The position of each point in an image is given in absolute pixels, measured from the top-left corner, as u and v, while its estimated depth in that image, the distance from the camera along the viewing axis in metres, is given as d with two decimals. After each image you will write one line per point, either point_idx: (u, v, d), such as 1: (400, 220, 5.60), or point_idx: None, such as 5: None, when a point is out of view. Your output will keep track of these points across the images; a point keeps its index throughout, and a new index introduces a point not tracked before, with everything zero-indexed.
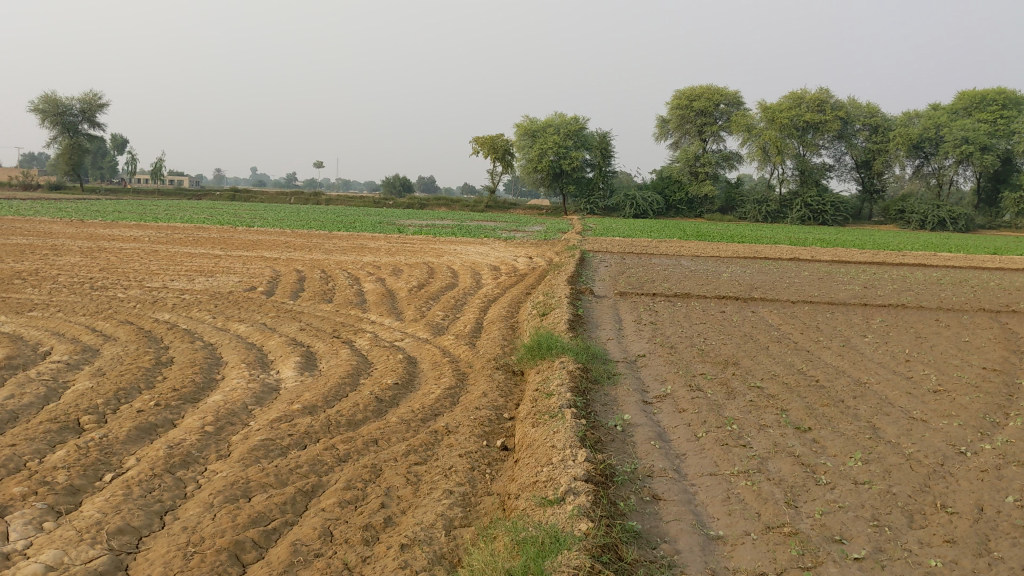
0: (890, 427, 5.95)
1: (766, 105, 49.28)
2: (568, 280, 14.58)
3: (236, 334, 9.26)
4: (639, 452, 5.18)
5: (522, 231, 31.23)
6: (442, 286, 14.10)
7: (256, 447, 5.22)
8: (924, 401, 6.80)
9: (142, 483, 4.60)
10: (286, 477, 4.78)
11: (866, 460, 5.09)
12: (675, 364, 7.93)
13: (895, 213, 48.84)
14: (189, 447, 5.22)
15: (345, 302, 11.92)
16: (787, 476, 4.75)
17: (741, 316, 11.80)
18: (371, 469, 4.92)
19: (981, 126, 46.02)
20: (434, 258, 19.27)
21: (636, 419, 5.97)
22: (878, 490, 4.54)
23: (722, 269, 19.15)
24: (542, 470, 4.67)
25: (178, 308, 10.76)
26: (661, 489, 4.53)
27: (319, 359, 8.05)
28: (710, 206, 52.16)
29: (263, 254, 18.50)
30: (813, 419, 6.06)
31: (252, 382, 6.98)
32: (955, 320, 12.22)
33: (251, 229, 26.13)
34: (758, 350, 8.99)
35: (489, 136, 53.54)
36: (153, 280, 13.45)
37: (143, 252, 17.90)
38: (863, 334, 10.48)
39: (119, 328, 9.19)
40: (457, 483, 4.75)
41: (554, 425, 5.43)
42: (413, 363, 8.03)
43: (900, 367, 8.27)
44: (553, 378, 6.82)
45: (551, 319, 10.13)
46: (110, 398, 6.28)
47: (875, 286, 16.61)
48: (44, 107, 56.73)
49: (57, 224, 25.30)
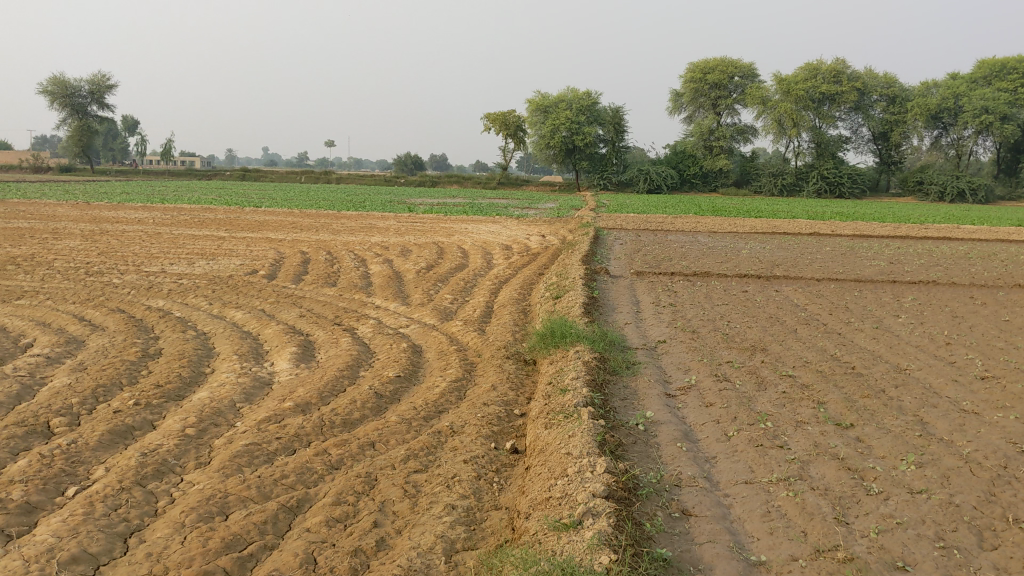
0: (940, 421, 5.40)
1: (780, 77, 48.33)
2: (583, 259, 13.96)
3: (231, 321, 8.77)
4: (664, 457, 4.63)
5: (535, 208, 30.56)
6: (451, 267, 13.56)
7: (239, 454, 4.70)
8: (973, 391, 6.24)
9: (107, 499, 4.09)
10: (270, 489, 4.26)
11: (920, 464, 4.53)
12: (699, 351, 7.37)
13: (914, 185, 47.98)
14: (165, 454, 4.71)
15: (349, 286, 11.38)
16: (833, 485, 4.19)
17: (765, 296, 11.23)
18: (365, 479, 4.39)
19: (1001, 95, 45.00)
20: (444, 237, 18.73)
21: (659, 416, 5.43)
22: (938, 502, 3.99)
23: (740, 246, 18.53)
24: (555, 483, 4.13)
25: (173, 294, 10.26)
26: (691, 501, 3.98)
27: (316, 350, 7.51)
28: (725, 180, 51.39)
29: (267, 235, 17.98)
30: (854, 413, 5.51)
31: (243, 376, 6.47)
32: (990, 297, 11.63)
33: (259, 210, 25.56)
34: (787, 334, 8.43)
35: (500, 112, 52.67)
36: (152, 265, 12.94)
37: (145, 235, 17.41)
38: (896, 314, 9.92)
39: (108, 317, 8.71)
40: (461, 495, 4.23)
41: (569, 427, 4.90)
42: (418, 353, 7.51)
43: (940, 351, 7.71)
44: (567, 370, 6.28)
45: (565, 302, 9.60)
46: (86, 397, 5.77)
47: (901, 262, 15.97)
48: (54, 89, 56.34)
49: (63, 207, 24.79)
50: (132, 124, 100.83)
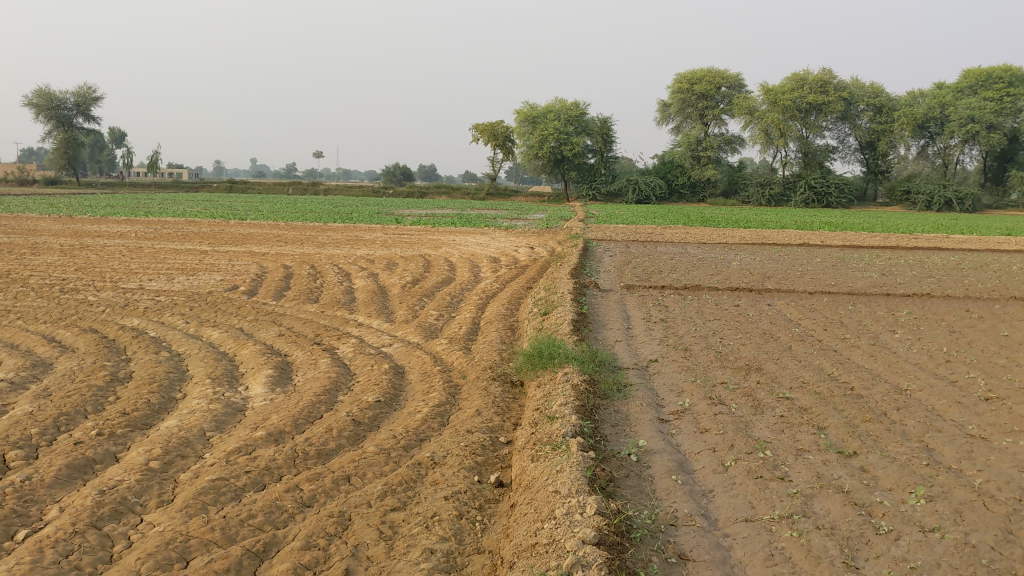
0: (947, 448, 5.13)
1: (767, 87, 48.28)
2: (572, 273, 13.70)
3: (208, 341, 8.44)
4: (659, 492, 4.35)
5: (524, 219, 30.32)
6: (438, 281, 13.27)
7: (204, 491, 4.39)
8: (979, 413, 5.98)
9: (58, 544, 3.78)
10: (235, 531, 3.96)
11: (930, 497, 4.26)
12: (692, 371, 7.08)
13: (901, 194, 47.95)
14: (125, 492, 4.39)
15: (332, 302, 11.10)
16: (839, 523, 3.91)
17: (758, 311, 10.98)
18: (338, 520, 4.09)
19: (986, 104, 45.06)
20: (431, 249, 18.45)
21: (652, 445, 5.14)
22: (953, 541, 3.72)
23: (730, 257, 18.26)
24: (542, 526, 3.85)
25: (150, 313, 9.93)
26: (688, 545, 3.71)
27: (294, 372, 7.20)
28: (713, 190, 51.27)
29: (251, 249, 17.62)
30: (857, 440, 5.24)
31: (215, 402, 6.15)
32: (986, 310, 11.40)
33: (244, 222, 25.29)
34: (782, 351, 8.15)
35: (489, 123, 52.45)
36: (130, 281, 12.58)
37: (126, 250, 17.01)
38: (892, 329, 9.67)
39: (79, 337, 8.37)
40: (440, 538, 3.94)
41: (558, 460, 4.61)
42: (400, 374, 7.20)
43: (941, 369, 7.44)
44: (555, 395, 6.00)
45: (553, 319, 9.30)
46: (47, 427, 5.45)
47: (892, 273, 15.75)
48: (38, 101, 55.75)
49: (44, 220, 24.42)
50: (119, 136, 100.32)
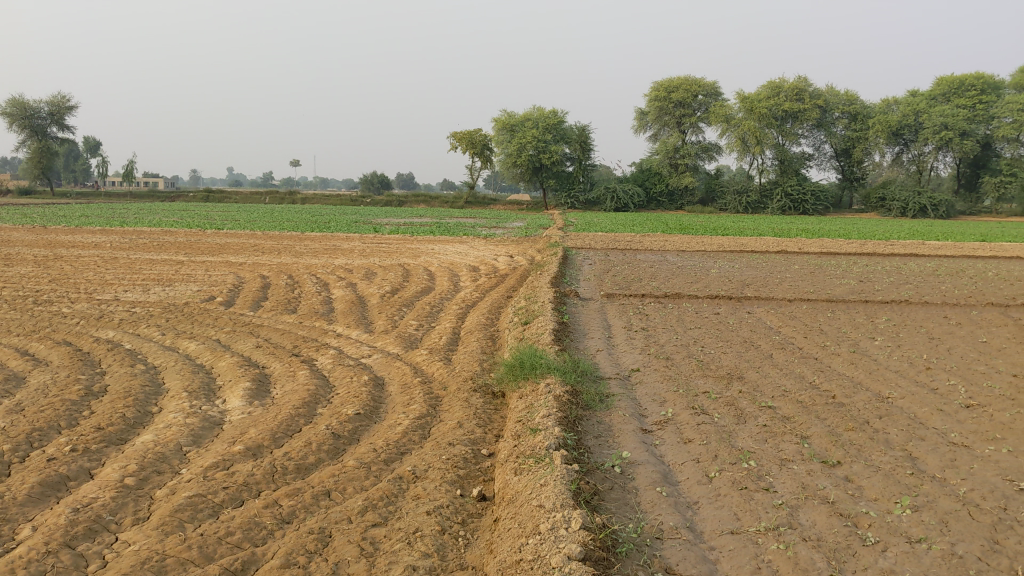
0: (931, 456, 5.12)
1: (743, 95, 48.53)
2: (552, 281, 13.67)
3: (185, 354, 8.32)
4: (643, 504, 4.31)
5: (502, 227, 30.26)
6: (417, 290, 13.20)
7: (181, 508, 4.31)
8: (961, 421, 5.98)
9: (31, 565, 3.68)
10: (213, 549, 3.88)
11: (915, 507, 4.23)
12: (674, 381, 7.04)
13: (877, 201, 48.32)
14: (99, 510, 4.29)
15: (310, 312, 11.00)
16: (826, 535, 3.88)
17: (737, 318, 10.99)
18: (318, 537, 4.01)
19: (959, 111, 45.41)
20: (410, 259, 18.36)
21: (636, 456, 5.10)
22: (940, 553, 3.69)
23: (709, 265, 18.29)
24: (527, 542, 3.80)
25: (126, 324, 9.79)
26: (675, 558, 3.67)
27: (272, 385, 7.11)
28: (691, 198, 51.48)
29: (228, 259, 17.46)
30: (841, 449, 5.22)
31: (191, 416, 6.05)
32: (964, 316, 11.47)
33: (220, 232, 25.11)
34: (763, 360, 8.13)
35: (467, 131, 52.42)
36: (105, 292, 12.43)
37: (100, 261, 16.82)
38: (872, 336, 9.68)
39: (53, 350, 8.24)
40: (423, 554, 3.88)
41: (541, 473, 4.56)
42: (380, 386, 7.12)
43: (921, 376, 7.44)
44: (538, 406, 5.95)
45: (534, 328, 9.25)
46: (19, 444, 5.34)
47: (870, 280, 15.84)
48: (12, 111, 55.19)
49: (17, 231, 24.14)
50: (94, 145, 99.64)
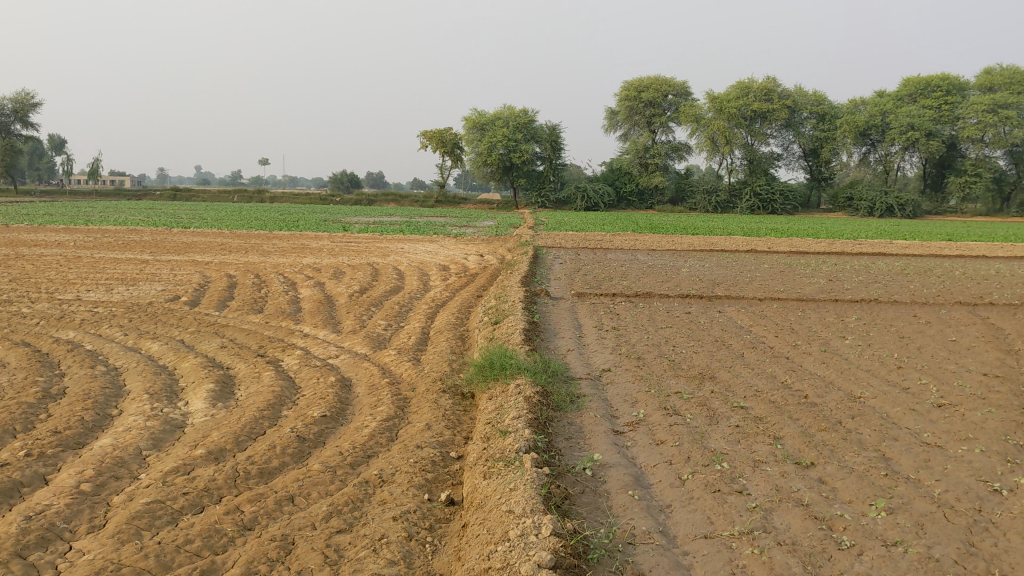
0: (905, 457, 5.07)
1: (713, 95, 48.68)
2: (522, 281, 13.56)
3: (147, 355, 8.12)
4: (615, 508, 4.22)
5: (472, 226, 30.09)
6: (386, 290, 13.06)
7: (139, 515, 4.16)
8: (934, 420, 5.94)
9: None
10: (171, 558, 3.74)
11: (890, 509, 4.18)
12: (645, 381, 6.97)
13: (844, 201, 48.74)
14: (52, 518, 4.13)
15: (277, 312, 10.82)
16: (800, 539, 3.80)
17: (708, 317, 10.94)
18: (280, 544, 3.89)
19: (925, 112, 45.90)
20: (379, 258, 18.17)
21: (608, 458, 5.01)
22: (916, 556, 3.63)
23: (679, 264, 18.23)
24: (496, 549, 3.69)
25: (87, 325, 9.57)
26: (648, 564, 3.58)
27: (236, 386, 6.95)
28: (661, 197, 51.65)
29: (194, 258, 17.20)
30: (813, 449, 5.16)
31: (153, 419, 5.88)
32: (933, 315, 11.49)
33: (185, 230, 24.77)
34: (734, 359, 8.08)
35: (437, 130, 52.16)
36: (66, 292, 12.18)
37: (63, 259, 16.52)
38: (842, 335, 9.66)
39: (11, 351, 8.01)
40: (388, 561, 3.76)
41: (510, 477, 4.46)
42: (346, 387, 6.98)
43: (893, 376, 7.41)
44: (507, 407, 5.84)
45: (504, 328, 9.15)
46: None
47: (839, 279, 15.90)
48: None
49: None
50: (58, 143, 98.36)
